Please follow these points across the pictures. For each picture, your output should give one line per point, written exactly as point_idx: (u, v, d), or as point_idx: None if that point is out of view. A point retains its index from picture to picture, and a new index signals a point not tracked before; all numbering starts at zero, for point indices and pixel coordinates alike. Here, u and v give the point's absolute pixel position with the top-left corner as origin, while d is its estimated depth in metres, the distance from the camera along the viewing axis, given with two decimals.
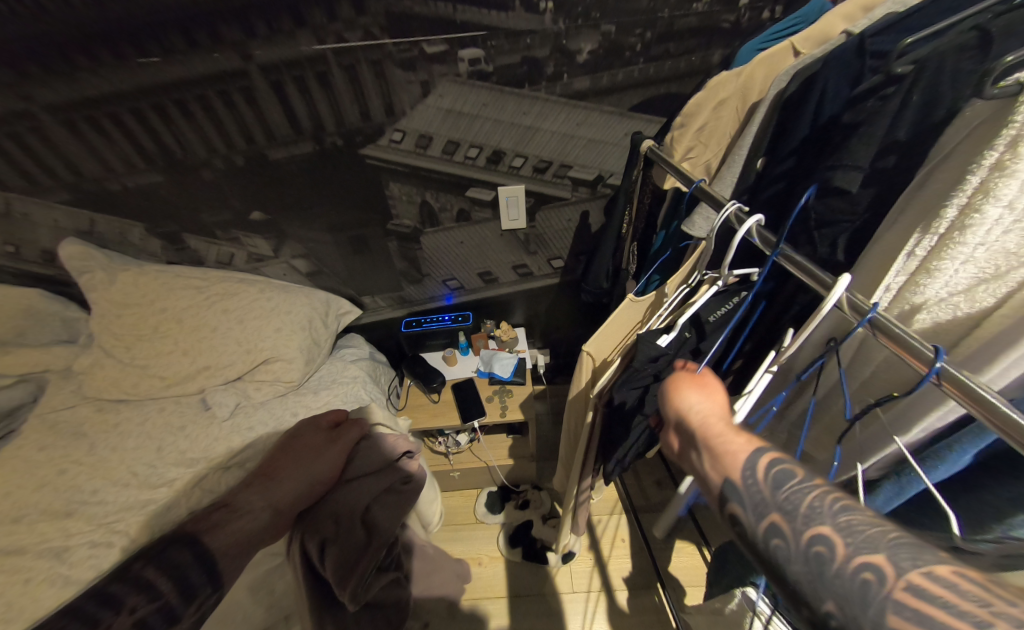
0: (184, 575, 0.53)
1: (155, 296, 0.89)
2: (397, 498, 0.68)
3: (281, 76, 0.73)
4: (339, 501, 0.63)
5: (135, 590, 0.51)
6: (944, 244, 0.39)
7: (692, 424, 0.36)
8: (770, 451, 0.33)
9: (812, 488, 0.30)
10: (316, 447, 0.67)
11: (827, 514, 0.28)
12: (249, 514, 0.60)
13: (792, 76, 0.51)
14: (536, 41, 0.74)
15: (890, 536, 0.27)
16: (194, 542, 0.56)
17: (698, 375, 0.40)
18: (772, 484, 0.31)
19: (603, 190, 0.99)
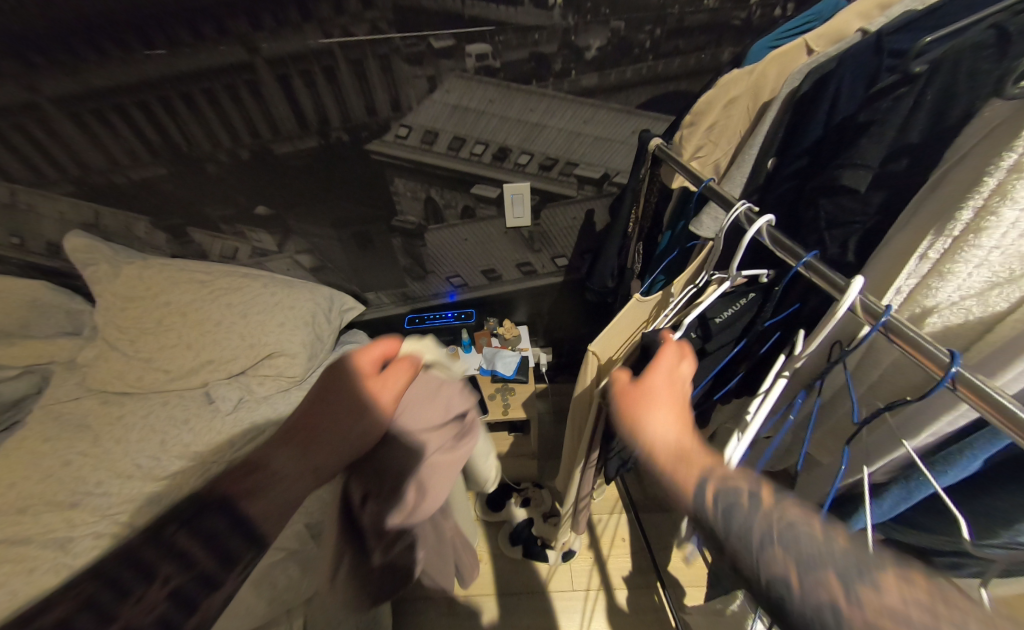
0: (222, 544, 0.33)
1: (158, 290, 0.89)
2: (448, 456, 0.57)
3: (287, 70, 0.73)
4: (387, 458, 0.50)
5: (167, 557, 0.33)
6: (958, 247, 0.38)
7: (643, 459, 0.35)
8: (717, 481, 0.31)
9: (765, 516, 0.29)
10: (365, 399, 0.43)
11: (778, 546, 0.28)
12: (282, 480, 0.37)
13: (804, 76, 0.50)
14: (544, 37, 0.74)
15: (839, 549, 0.26)
16: (232, 505, 0.35)
17: (640, 395, 0.38)
18: (723, 523, 0.30)
19: (609, 188, 0.98)
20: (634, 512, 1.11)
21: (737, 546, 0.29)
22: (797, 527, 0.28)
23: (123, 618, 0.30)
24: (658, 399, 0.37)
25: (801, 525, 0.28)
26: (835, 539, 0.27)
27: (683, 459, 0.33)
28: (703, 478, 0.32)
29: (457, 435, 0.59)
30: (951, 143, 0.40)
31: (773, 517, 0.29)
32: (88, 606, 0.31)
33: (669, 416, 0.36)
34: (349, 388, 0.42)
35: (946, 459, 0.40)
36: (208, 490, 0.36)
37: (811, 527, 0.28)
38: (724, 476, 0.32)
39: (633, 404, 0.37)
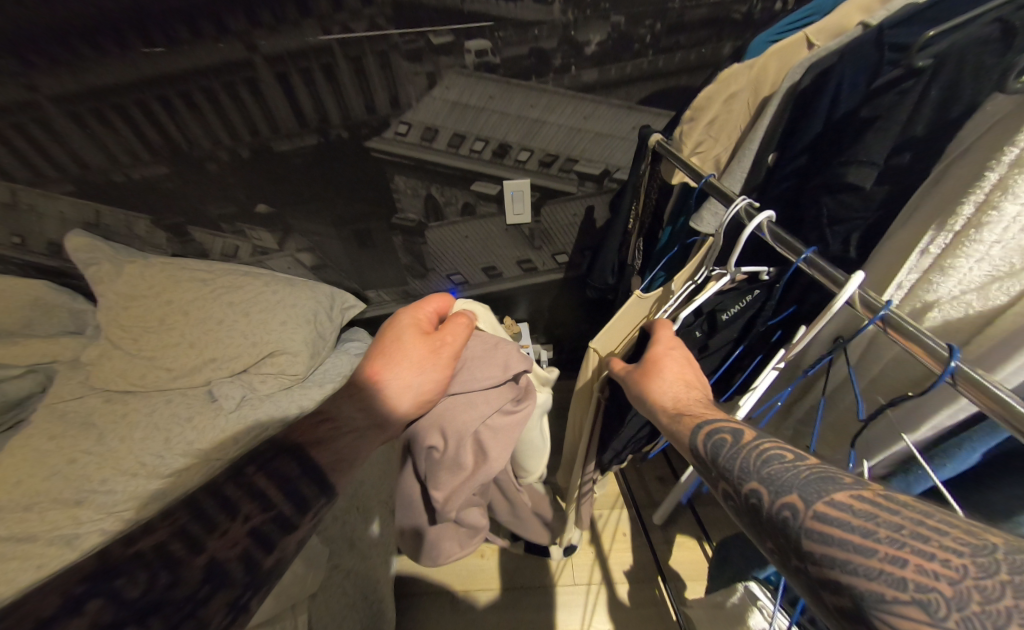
0: (296, 488, 0.45)
1: (160, 288, 0.89)
2: (509, 420, 0.59)
3: (286, 67, 0.73)
4: (447, 415, 0.57)
5: (249, 497, 0.43)
6: (960, 241, 0.39)
7: (655, 420, 0.45)
8: (709, 426, 0.40)
9: (745, 447, 0.37)
10: (428, 349, 0.56)
11: (755, 469, 0.35)
12: (363, 418, 0.52)
13: (807, 69, 0.49)
14: (544, 32, 0.73)
15: (806, 474, 0.33)
16: (304, 454, 0.48)
17: (649, 370, 0.48)
18: (712, 456, 0.38)
19: (610, 184, 0.98)
20: (635, 507, 1.11)
21: (723, 474, 0.37)
22: (773, 456, 0.35)
23: (212, 548, 0.39)
24: (667, 369, 0.47)
25: (775, 454, 0.35)
26: (804, 462, 0.34)
27: (684, 415, 0.43)
28: (698, 424, 0.40)
29: (517, 399, 0.62)
30: (955, 136, 0.41)
31: (752, 448, 0.36)
32: (180, 533, 0.39)
33: (674, 384, 0.46)
34: (408, 339, 0.56)
35: (944, 453, 0.41)
36: (282, 437, 0.49)
37: (784, 455, 0.35)
38: (717, 421, 0.40)
39: (642, 378, 0.48)
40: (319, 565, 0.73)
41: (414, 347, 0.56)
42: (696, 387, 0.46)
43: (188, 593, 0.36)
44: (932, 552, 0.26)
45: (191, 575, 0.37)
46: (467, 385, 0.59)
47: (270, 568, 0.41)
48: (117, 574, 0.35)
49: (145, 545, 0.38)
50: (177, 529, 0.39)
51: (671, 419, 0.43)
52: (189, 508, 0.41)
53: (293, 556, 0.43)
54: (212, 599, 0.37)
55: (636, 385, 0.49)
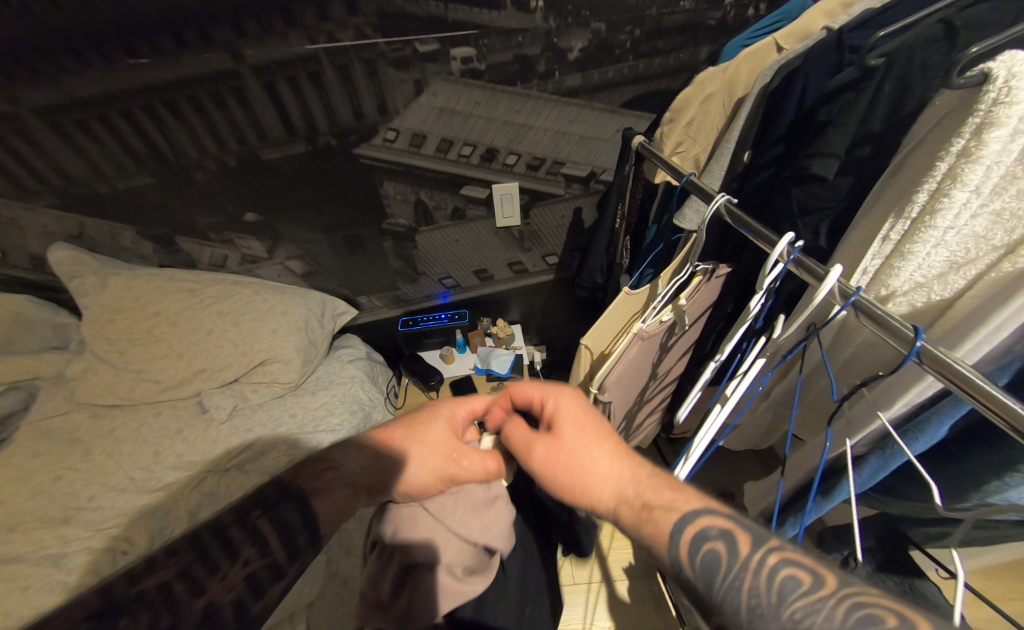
0: (294, 536, 0.43)
1: (147, 299, 0.88)
2: (452, 585, 0.52)
3: (273, 77, 0.73)
4: (407, 525, 0.54)
5: (250, 541, 0.41)
6: (917, 227, 0.41)
7: (615, 511, 0.39)
8: (690, 530, 0.35)
9: (747, 569, 0.32)
10: (442, 446, 0.52)
11: (774, 609, 0.30)
12: (351, 479, 0.49)
13: (775, 72, 0.53)
14: (527, 39, 0.75)
15: (842, 620, 0.28)
16: (306, 501, 0.45)
17: (570, 457, 0.43)
18: (704, 582, 0.33)
19: (596, 186, 1.00)
20: None
21: (728, 603, 0.32)
22: (784, 583, 0.30)
23: (210, 592, 0.37)
24: (591, 457, 0.42)
25: (788, 579, 0.30)
26: (827, 594, 0.29)
27: (643, 505, 0.38)
28: (676, 523, 0.35)
29: (472, 569, 0.54)
30: (908, 133, 0.43)
31: (757, 569, 0.32)
32: (184, 574, 0.37)
33: (610, 456, 0.42)
34: (437, 428, 0.53)
35: (918, 426, 0.42)
36: (290, 479, 0.47)
37: (799, 581, 0.30)
38: (700, 513, 0.35)
39: (570, 466, 0.42)
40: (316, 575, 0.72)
41: (437, 437, 0.52)
42: (631, 453, 0.43)
43: None
44: None
45: (189, 618, 0.35)
46: (446, 516, 0.55)
47: (258, 615, 0.39)
48: (120, 612, 0.33)
49: (149, 584, 0.35)
50: (182, 568, 0.37)
51: (628, 511, 0.39)
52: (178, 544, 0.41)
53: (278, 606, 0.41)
54: None
55: (563, 457, 0.43)
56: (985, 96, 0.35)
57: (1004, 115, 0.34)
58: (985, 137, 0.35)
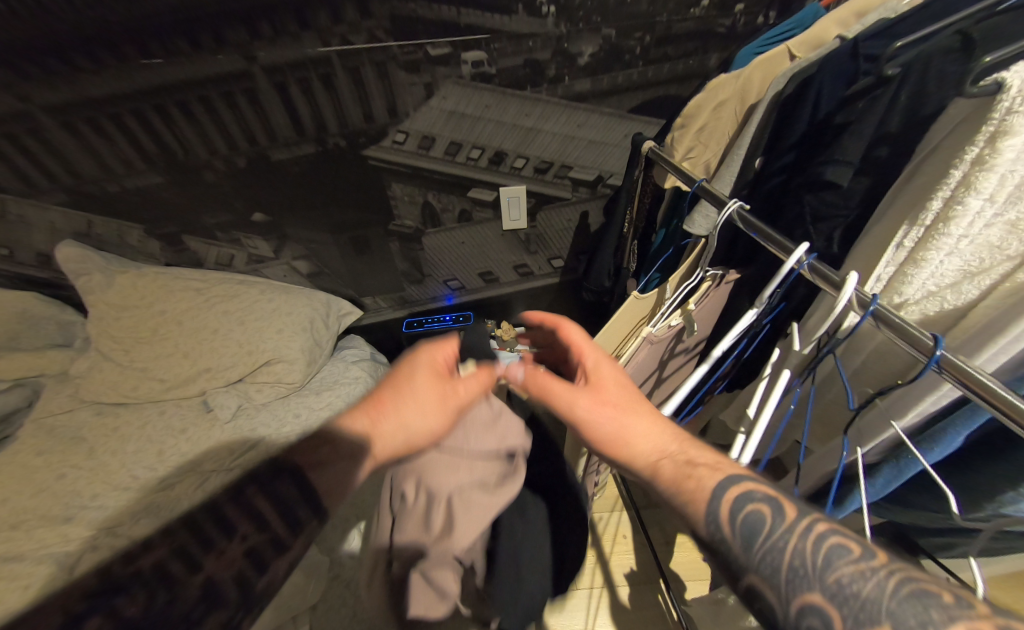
0: (293, 510, 0.41)
1: (154, 298, 0.88)
2: (488, 499, 0.52)
3: (285, 78, 0.74)
4: (427, 468, 0.54)
5: (245, 517, 0.39)
6: (930, 235, 0.41)
7: (652, 467, 0.41)
8: (735, 490, 0.35)
9: (793, 535, 0.32)
10: (437, 393, 0.48)
11: (818, 573, 0.30)
12: (354, 448, 0.44)
13: (788, 78, 0.53)
14: (538, 45, 0.76)
15: (895, 590, 0.28)
16: (303, 475, 0.43)
17: (614, 411, 0.44)
18: (742, 540, 0.33)
19: (603, 190, 1.00)
20: (634, 510, 1.12)
21: (757, 565, 0.32)
22: (834, 549, 0.31)
23: (208, 568, 0.37)
24: (636, 415, 0.44)
25: (836, 546, 0.31)
26: (877, 565, 0.30)
27: (686, 462, 0.40)
28: (720, 481, 0.36)
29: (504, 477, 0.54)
30: (923, 138, 0.44)
31: (804, 532, 0.32)
32: (181, 553, 0.37)
33: (651, 418, 0.44)
34: (420, 379, 0.49)
35: (931, 437, 0.43)
36: (284, 456, 0.44)
37: (848, 550, 0.30)
38: (741, 476, 0.37)
39: (616, 418, 0.44)
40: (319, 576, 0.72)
41: (423, 385, 0.48)
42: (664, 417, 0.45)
43: (183, 611, 0.35)
44: None
45: (187, 594, 0.35)
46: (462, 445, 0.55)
47: (263, 590, 0.38)
48: (116, 590, 0.34)
49: (145, 563, 0.36)
50: (177, 547, 0.37)
51: (667, 467, 0.40)
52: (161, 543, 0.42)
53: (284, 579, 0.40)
54: (207, 618, 0.35)
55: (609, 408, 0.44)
56: (999, 106, 0.35)
57: (1018, 124, 0.34)
58: (998, 145, 0.35)
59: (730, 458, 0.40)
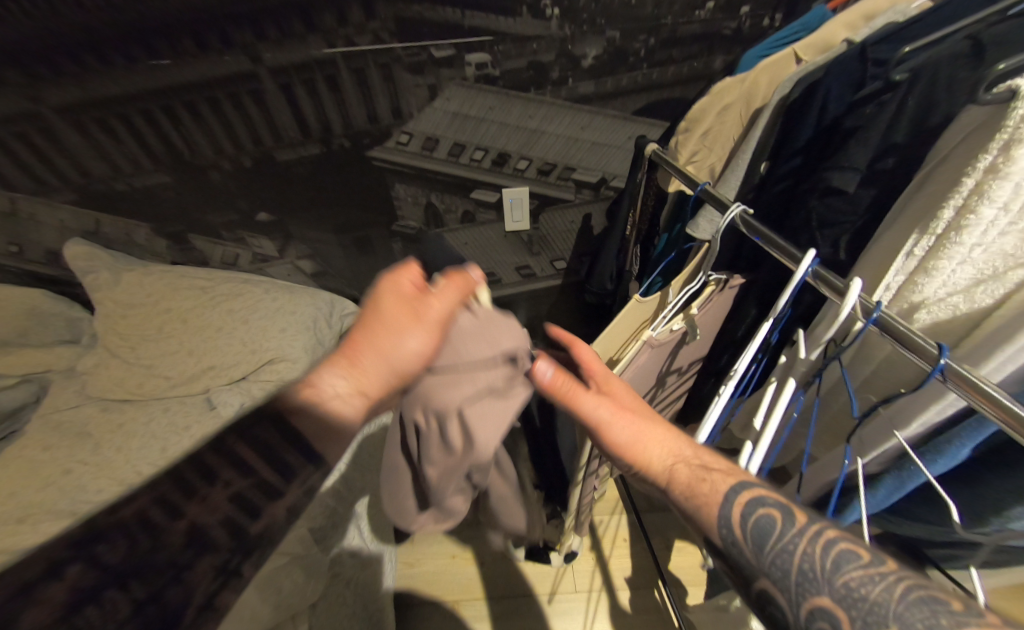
0: (278, 455, 0.40)
1: (160, 297, 0.89)
2: (498, 406, 0.52)
3: (290, 79, 0.74)
4: (431, 391, 0.52)
5: (230, 464, 0.39)
6: (941, 244, 0.40)
7: (668, 474, 0.40)
8: (747, 494, 0.35)
9: (802, 539, 0.31)
10: (409, 313, 0.44)
11: (827, 578, 0.30)
12: (341, 404, 0.42)
13: (795, 83, 0.53)
14: (542, 47, 0.76)
15: (901, 593, 0.28)
16: (286, 420, 0.41)
17: (632, 417, 0.44)
18: (754, 545, 0.33)
19: (606, 192, 1.00)
20: (635, 513, 1.12)
21: (767, 571, 0.32)
22: (842, 555, 0.30)
23: (191, 514, 0.36)
24: (654, 425, 0.44)
25: (846, 551, 0.30)
26: (886, 569, 0.29)
27: (701, 466, 0.39)
28: (733, 485, 0.36)
29: (508, 379, 0.52)
30: (936, 143, 0.43)
31: (811, 536, 0.32)
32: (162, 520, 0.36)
33: (665, 428, 0.43)
34: (385, 305, 0.44)
35: (936, 449, 0.42)
36: (265, 403, 0.42)
37: (857, 555, 0.30)
38: (755, 481, 0.36)
39: (633, 426, 0.43)
40: (319, 574, 0.72)
41: (394, 309, 0.44)
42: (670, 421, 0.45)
43: (169, 557, 0.35)
44: None
45: (172, 541, 0.35)
46: (455, 360, 0.51)
47: (258, 535, 0.39)
48: (99, 539, 0.34)
49: (127, 512, 0.35)
50: (158, 495, 0.36)
51: (682, 471, 0.39)
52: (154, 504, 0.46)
53: (279, 523, 0.41)
54: (197, 563, 0.36)
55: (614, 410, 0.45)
56: (1015, 112, 0.34)
57: None
58: (1013, 153, 0.35)
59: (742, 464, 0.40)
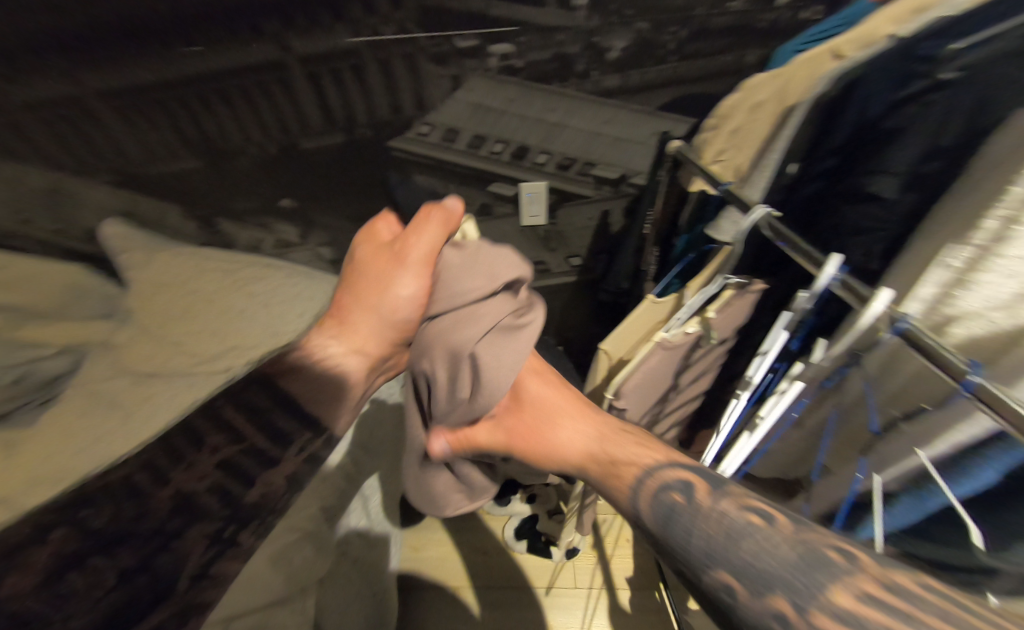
0: (271, 420, 0.59)
1: (186, 277, 0.79)
2: (512, 339, 0.59)
3: (318, 69, 0.76)
4: (441, 338, 0.59)
5: (217, 431, 0.56)
6: (986, 255, 0.38)
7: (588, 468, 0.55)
8: (649, 485, 0.48)
9: (705, 516, 0.43)
10: (382, 268, 0.64)
11: (723, 546, 0.40)
12: (337, 360, 0.64)
13: (828, 80, 0.49)
14: (568, 38, 0.74)
15: (792, 554, 0.37)
16: (277, 384, 0.61)
17: (561, 432, 0.57)
18: (662, 524, 0.45)
19: (626, 189, 0.99)
20: None
21: (689, 551, 0.42)
22: (744, 522, 0.41)
23: (177, 481, 0.51)
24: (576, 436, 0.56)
25: (742, 520, 0.41)
26: (776, 533, 0.39)
27: (612, 460, 0.53)
28: (634, 473, 0.50)
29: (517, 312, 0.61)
30: (985, 147, 0.40)
31: (720, 507, 0.43)
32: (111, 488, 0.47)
33: (583, 428, 0.57)
34: (363, 271, 0.65)
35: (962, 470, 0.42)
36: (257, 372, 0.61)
37: (751, 526, 0.40)
38: (666, 476, 0.48)
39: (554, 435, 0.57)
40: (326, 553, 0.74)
41: (371, 279, 0.64)
42: (600, 418, 0.59)
43: (157, 524, 0.48)
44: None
45: (161, 507, 0.48)
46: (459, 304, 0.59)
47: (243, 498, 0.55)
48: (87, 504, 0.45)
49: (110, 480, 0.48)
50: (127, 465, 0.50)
51: (597, 463, 0.55)
52: (153, 463, 0.51)
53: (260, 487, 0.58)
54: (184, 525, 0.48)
55: (542, 407, 0.59)
56: None
57: None
58: None
59: (642, 442, 0.54)
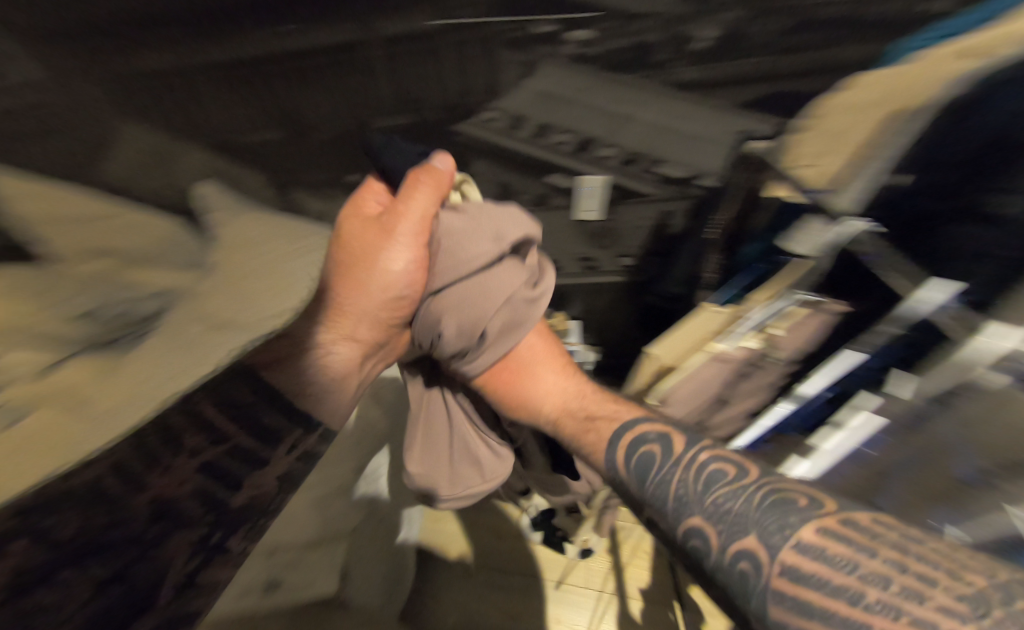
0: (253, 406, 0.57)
1: None
2: (524, 306, 0.66)
3: (396, 49, 0.76)
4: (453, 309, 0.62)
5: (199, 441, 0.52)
6: None
7: (563, 419, 0.65)
8: (625, 436, 0.59)
9: (687, 470, 0.53)
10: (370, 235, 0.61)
11: (699, 494, 0.50)
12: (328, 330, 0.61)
13: (959, 82, 0.57)
14: (651, 26, 0.71)
15: (762, 504, 0.47)
16: None
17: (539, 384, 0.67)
18: (640, 476, 0.56)
19: (693, 190, 0.94)
20: None
21: (670, 503, 0.52)
22: (718, 472, 0.51)
23: None
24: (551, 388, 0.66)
25: (715, 470, 0.52)
26: (742, 481, 0.50)
27: (586, 414, 0.64)
28: (612, 428, 0.60)
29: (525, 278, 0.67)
30: None
31: (696, 458, 0.54)
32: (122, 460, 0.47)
33: (558, 379, 0.67)
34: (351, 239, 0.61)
35: None
36: None
37: (722, 475, 0.51)
38: (630, 427, 0.59)
39: (533, 387, 0.66)
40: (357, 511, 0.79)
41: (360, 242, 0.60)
42: (570, 369, 0.69)
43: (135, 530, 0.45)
44: (902, 589, 0.37)
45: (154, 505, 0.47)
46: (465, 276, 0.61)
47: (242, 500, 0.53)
48: None
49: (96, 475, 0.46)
50: None
51: (574, 415, 0.64)
52: None
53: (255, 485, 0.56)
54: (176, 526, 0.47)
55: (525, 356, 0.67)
56: None
57: None
58: None
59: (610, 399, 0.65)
